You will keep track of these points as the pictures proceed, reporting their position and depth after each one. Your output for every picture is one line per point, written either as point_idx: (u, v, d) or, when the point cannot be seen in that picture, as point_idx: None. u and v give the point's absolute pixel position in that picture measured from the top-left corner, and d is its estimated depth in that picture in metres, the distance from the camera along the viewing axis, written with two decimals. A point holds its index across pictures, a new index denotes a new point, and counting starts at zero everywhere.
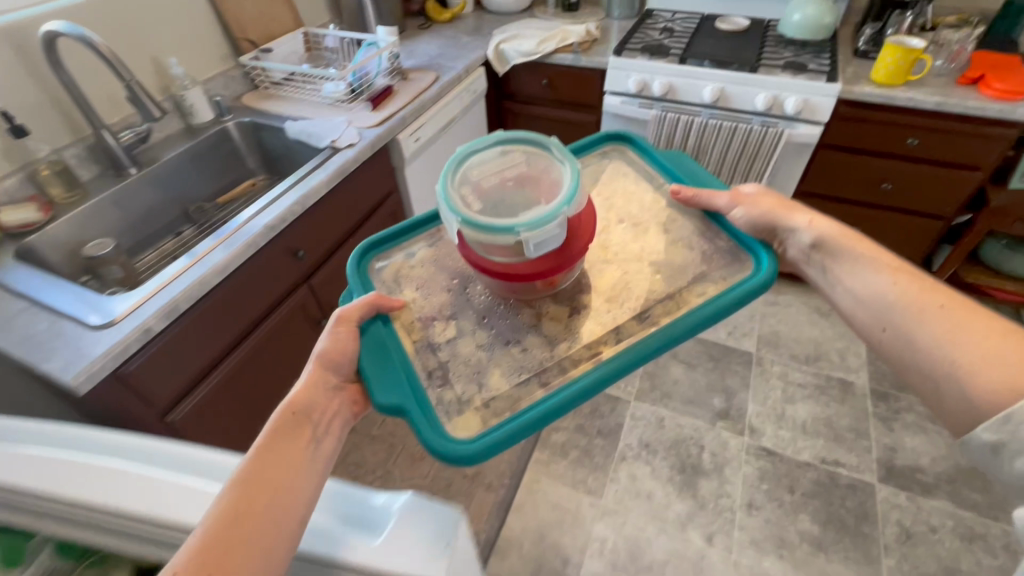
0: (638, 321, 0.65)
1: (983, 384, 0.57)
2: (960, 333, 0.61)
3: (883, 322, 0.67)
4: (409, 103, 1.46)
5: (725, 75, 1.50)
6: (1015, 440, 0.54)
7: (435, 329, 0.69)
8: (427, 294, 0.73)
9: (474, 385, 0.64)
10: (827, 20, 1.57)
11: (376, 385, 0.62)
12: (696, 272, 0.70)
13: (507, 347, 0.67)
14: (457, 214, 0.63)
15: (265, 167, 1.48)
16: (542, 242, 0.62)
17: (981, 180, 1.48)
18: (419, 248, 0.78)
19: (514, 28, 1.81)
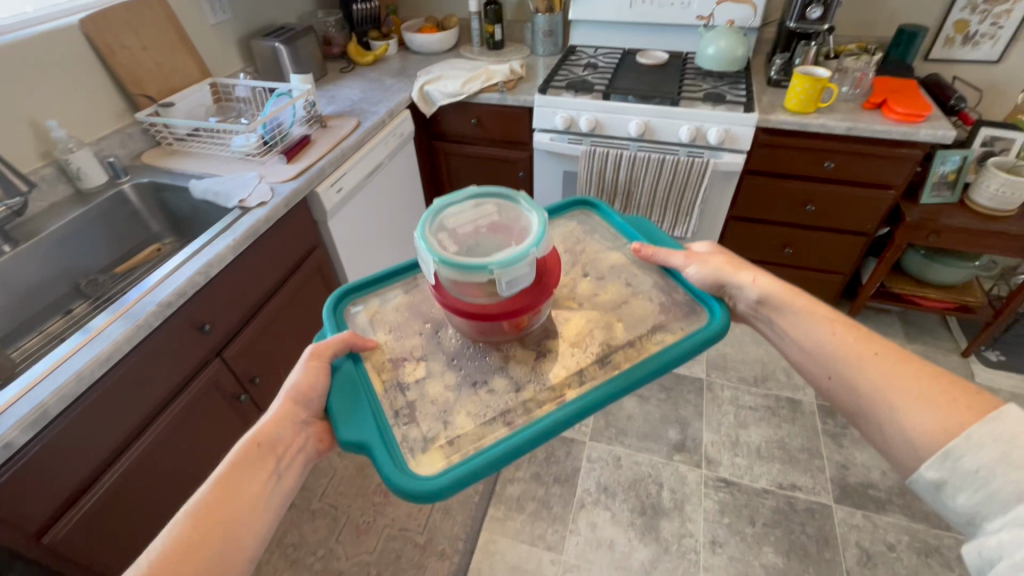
0: (600, 365, 0.67)
1: (918, 423, 0.55)
2: (897, 377, 0.59)
3: (828, 370, 0.65)
4: (328, 153, 1.39)
5: (649, 109, 1.52)
6: (956, 476, 0.51)
7: (406, 369, 0.69)
8: (399, 336, 0.73)
9: (440, 422, 0.64)
10: (739, 51, 1.63)
11: (342, 419, 0.62)
12: (655, 322, 0.71)
13: (474, 388, 0.67)
14: (435, 256, 0.64)
15: (172, 229, 1.37)
16: (514, 280, 0.64)
17: (894, 198, 1.55)
18: (395, 294, 0.79)
19: (440, 69, 1.79)
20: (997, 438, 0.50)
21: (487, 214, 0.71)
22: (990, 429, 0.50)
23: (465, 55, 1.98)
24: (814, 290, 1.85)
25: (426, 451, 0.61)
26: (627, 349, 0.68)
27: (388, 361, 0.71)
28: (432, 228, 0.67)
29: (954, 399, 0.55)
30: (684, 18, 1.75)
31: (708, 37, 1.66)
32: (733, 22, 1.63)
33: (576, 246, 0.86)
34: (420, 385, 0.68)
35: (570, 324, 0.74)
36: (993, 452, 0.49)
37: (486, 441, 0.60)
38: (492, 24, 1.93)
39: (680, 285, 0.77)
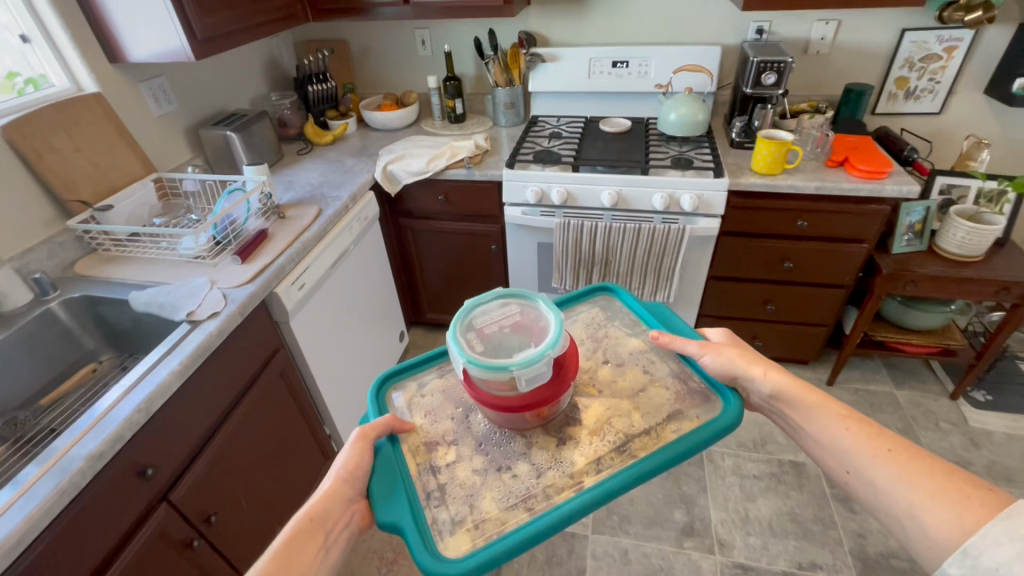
0: (616, 452, 0.69)
1: (938, 521, 0.55)
2: (911, 473, 0.60)
3: (846, 464, 0.65)
4: (286, 249, 1.28)
5: (619, 179, 1.49)
6: (978, 575, 0.51)
7: (437, 453, 0.72)
8: (434, 420, 0.77)
9: (466, 505, 0.65)
10: (700, 116, 1.65)
11: (381, 501, 0.64)
12: (672, 410, 0.73)
13: (499, 473, 0.69)
14: (463, 357, 0.71)
15: (110, 345, 1.22)
16: (533, 377, 0.69)
17: (868, 250, 1.55)
18: (431, 378, 0.83)
19: (403, 146, 1.74)
20: (1012, 532, 0.50)
21: (511, 313, 0.78)
22: (1004, 525, 0.51)
23: (427, 130, 1.95)
24: (800, 343, 1.82)
25: (457, 533, 0.62)
26: (639, 436, 0.70)
27: (421, 443, 0.74)
28: (463, 331, 0.74)
29: (967, 496, 0.55)
30: (642, 86, 1.78)
31: (669, 104, 1.69)
32: (691, 90, 1.67)
33: (598, 331, 0.88)
34: (454, 468, 0.70)
35: (591, 409, 0.74)
36: (1008, 548, 0.50)
37: (508, 526, 0.62)
38: (453, 99, 1.92)
39: (693, 370, 0.79)
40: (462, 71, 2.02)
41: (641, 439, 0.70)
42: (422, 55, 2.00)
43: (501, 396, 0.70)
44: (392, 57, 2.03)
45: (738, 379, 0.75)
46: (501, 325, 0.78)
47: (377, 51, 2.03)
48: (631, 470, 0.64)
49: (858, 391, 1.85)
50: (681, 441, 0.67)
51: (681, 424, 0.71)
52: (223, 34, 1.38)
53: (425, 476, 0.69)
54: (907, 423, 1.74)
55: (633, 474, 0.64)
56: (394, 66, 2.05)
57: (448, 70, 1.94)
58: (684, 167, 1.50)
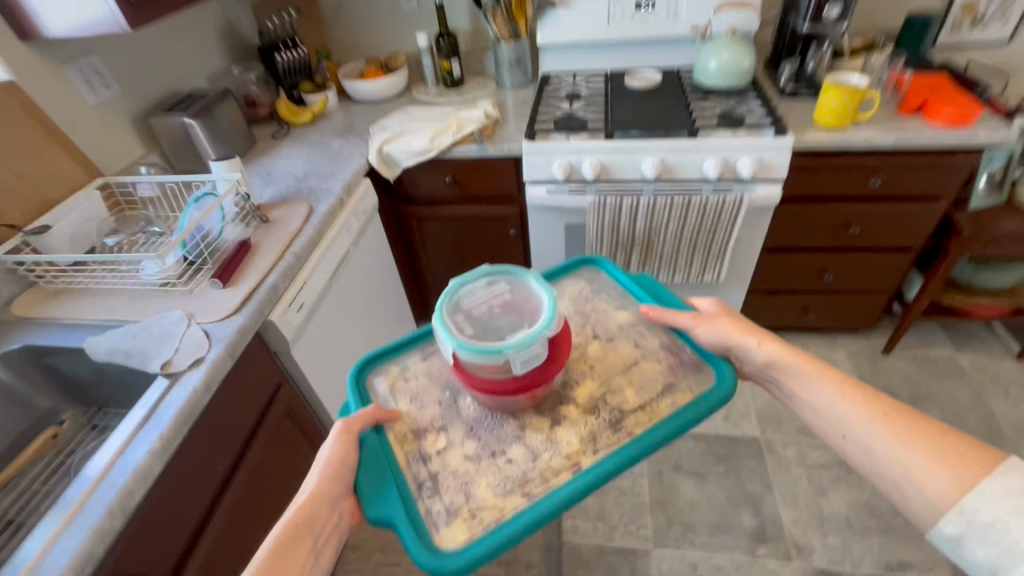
0: (612, 429, 0.63)
1: (938, 482, 0.51)
2: (908, 435, 0.55)
3: (841, 429, 0.59)
4: (275, 263, 1.04)
5: (663, 145, 1.26)
6: (974, 532, 0.48)
7: (428, 441, 0.64)
8: (421, 406, 0.68)
9: (462, 493, 0.58)
10: (746, 62, 1.41)
11: (369, 494, 0.58)
12: (665, 383, 0.67)
13: (493, 457, 0.61)
14: (449, 341, 0.61)
15: (71, 398, 0.99)
16: (529, 360, 0.60)
17: (944, 208, 1.37)
18: (414, 361, 0.74)
19: (397, 121, 1.47)
20: (1009, 492, 0.47)
21: (500, 291, 0.68)
22: (1001, 483, 0.48)
23: (420, 99, 1.67)
24: (856, 313, 1.66)
25: (453, 521, 0.56)
26: (635, 413, 0.63)
27: (409, 431, 0.65)
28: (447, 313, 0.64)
29: (962, 454, 0.52)
30: (672, 30, 1.52)
31: (707, 51, 1.44)
32: (734, 31, 1.42)
33: (586, 304, 0.80)
34: (447, 455, 0.62)
35: (585, 388, 0.68)
36: (1005, 505, 0.47)
37: (506, 514, 0.55)
38: (448, 61, 1.64)
39: (686, 345, 0.72)
40: (455, 26, 1.73)
41: (636, 413, 0.63)
42: (407, 9, 1.71)
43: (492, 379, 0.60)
44: (371, 13, 1.73)
45: (733, 348, 0.70)
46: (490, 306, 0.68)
47: (352, 7, 1.72)
48: (629, 448, 0.59)
49: (917, 359, 1.72)
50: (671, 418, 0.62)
51: (677, 396, 0.65)
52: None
53: (415, 465, 0.62)
54: (976, 390, 1.61)
55: (632, 451, 0.59)
56: (375, 24, 1.75)
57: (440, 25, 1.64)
58: (739, 126, 1.27)
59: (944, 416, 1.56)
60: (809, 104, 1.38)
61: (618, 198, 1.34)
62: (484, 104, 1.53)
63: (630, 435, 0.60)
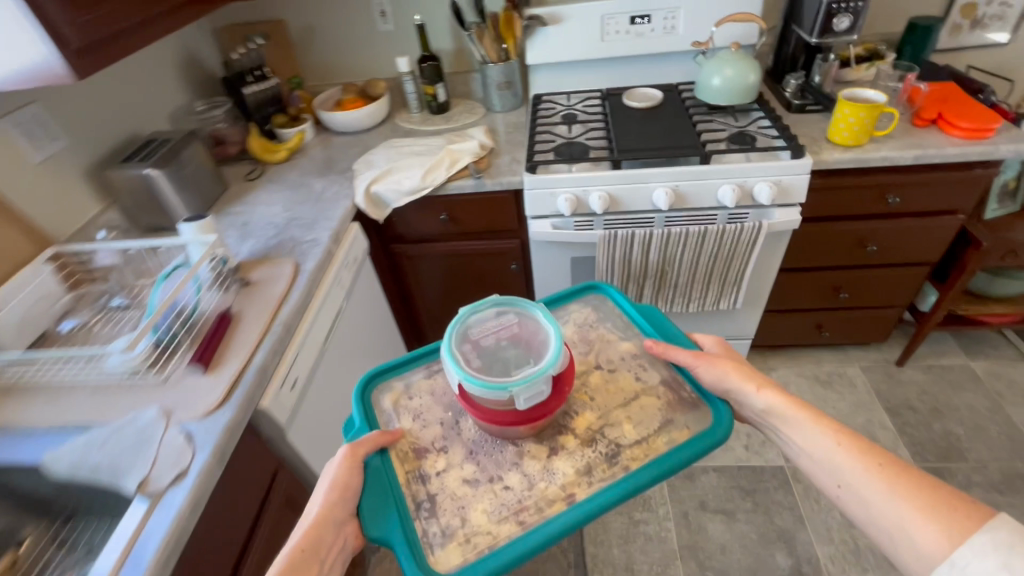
0: (608, 461, 0.67)
1: (926, 532, 0.52)
2: (902, 488, 0.56)
3: (836, 478, 0.60)
4: (262, 339, 0.92)
5: (675, 173, 1.18)
6: None
7: (428, 461, 0.70)
8: (423, 424, 0.74)
9: (458, 517, 0.63)
10: (751, 77, 1.33)
11: (370, 515, 0.63)
12: (663, 420, 0.71)
13: (490, 483, 0.66)
14: (459, 373, 0.68)
15: (29, 513, 0.85)
16: (531, 396, 0.66)
17: (962, 221, 1.32)
18: (418, 378, 0.80)
19: (383, 157, 1.35)
20: (995, 545, 0.48)
21: (507, 325, 0.74)
22: (989, 536, 0.49)
23: (405, 127, 1.56)
24: (869, 326, 1.62)
25: (449, 543, 0.61)
26: (633, 447, 0.68)
27: (410, 449, 0.71)
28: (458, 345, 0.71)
29: (954, 509, 0.53)
30: (670, 45, 1.44)
31: (709, 66, 1.36)
32: (737, 46, 1.35)
33: (590, 332, 0.85)
34: (448, 476, 0.68)
35: (583, 418, 0.73)
36: (992, 557, 0.48)
37: (501, 539, 0.61)
38: (433, 86, 1.53)
39: (686, 381, 0.76)
40: (438, 47, 1.62)
41: (635, 448, 0.68)
42: (386, 31, 1.60)
43: (496, 409, 0.67)
44: (346, 36, 1.61)
45: (732, 396, 0.72)
46: (498, 336, 0.75)
47: (326, 30, 1.60)
48: (622, 483, 0.63)
49: (931, 369, 1.69)
50: (671, 453, 0.66)
51: (674, 436, 0.68)
52: (124, 31, 0.96)
53: (416, 484, 0.67)
54: (994, 400, 1.58)
55: (624, 487, 0.63)
56: (351, 48, 1.64)
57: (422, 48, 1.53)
58: (753, 148, 1.19)
59: (966, 429, 1.52)
60: (819, 119, 1.32)
61: (629, 230, 1.26)
62: (476, 132, 1.42)
63: (626, 469, 0.64)
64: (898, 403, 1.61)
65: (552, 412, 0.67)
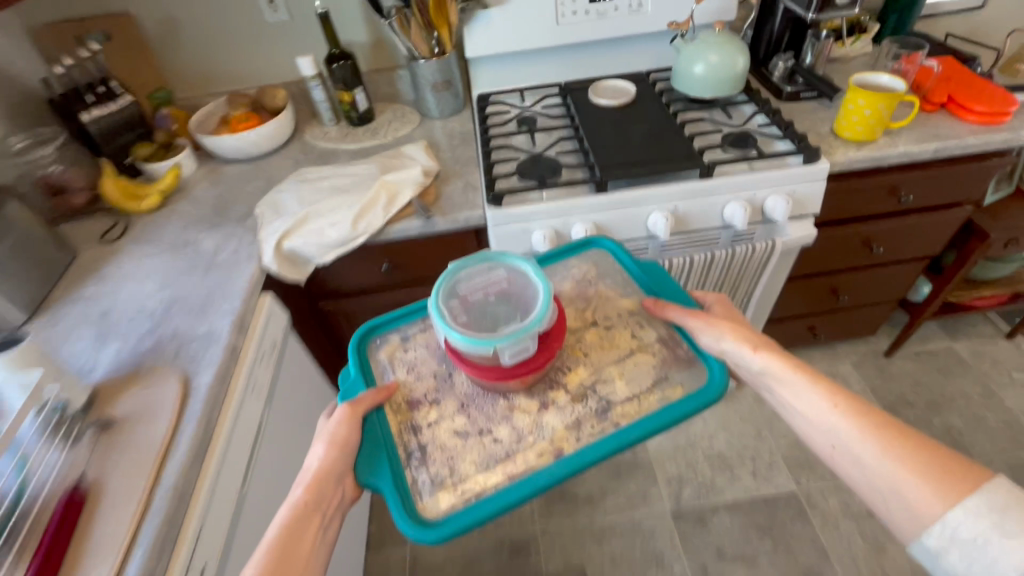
0: (599, 416, 0.65)
1: (918, 491, 0.52)
2: (898, 449, 0.55)
3: (829, 439, 0.59)
4: (134, 538, 0.61)
5: (672, 193, 0.96)
6: (960, 546, 0.49)
7: (420, 413, 0.68)
8: (418, 375, 0.72)
9: (447, 467, 0.62)
10: (739, 62, 1.12)
11: (363, 462, 0.63)
12: (658, 377, 0.68)
13: (480, 436, 0.64)
14: (443, 328, 0.64)
15: None
16: (518, 352, 0.63)
17: (967, 212, 1.20)
18: (415, 331, 0.77)
19: (296, 195, 1.03)
20: (992, 513, 0.48)
21: (497, 278, 0.70)
22: (985, 500, 0.49)
23: (319, 146, 1.22)
24: (863, 324, 1.51)
25: (438, 489, 0.61)
26: (624, 403, 0.65)
27: (404, 401, 0.69)
28: (444, 300, 0.67)
29: (947, 468, 0.53)
30: (638, 26, 1.20)
31: (689, 51, 1.14)
32: (722, 27, 1.12)
33: (588, 289, 0.80)
34: (439, 427, 0.66)
35: (575, 374, 0.69)
36: (986, 520, 0.49)
37: (486, 490, 0.60)
38: (350, 92, 1.20)
39: (682, 340, 0.71)
40: (350, 39, 1.28)
41: (624, 406, 0.65)
42: (278, 21, 1.23)
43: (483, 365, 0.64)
44: (225, 30, 1.23)
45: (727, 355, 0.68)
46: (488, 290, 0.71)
47: (196, 24, 1.21)
48: (614, 438, 0.61)
49: (920, 356, 1.62)
50: (659, 414, 0.63)
51: (668, 394, 0.66)
52: None
53: (409, 434, 0.66)
54: (985, 384, 1.54)
55: (615, 441, 0.61)
56: (234, 45, 1.26)
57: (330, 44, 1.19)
58: (757, 158, 0.98)
59: (966, 421, 1.47)
60: (817, 109, 1.14)
61: None
62: (411, 152, 1.11)
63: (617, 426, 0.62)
64: (895, 400, 1.52)
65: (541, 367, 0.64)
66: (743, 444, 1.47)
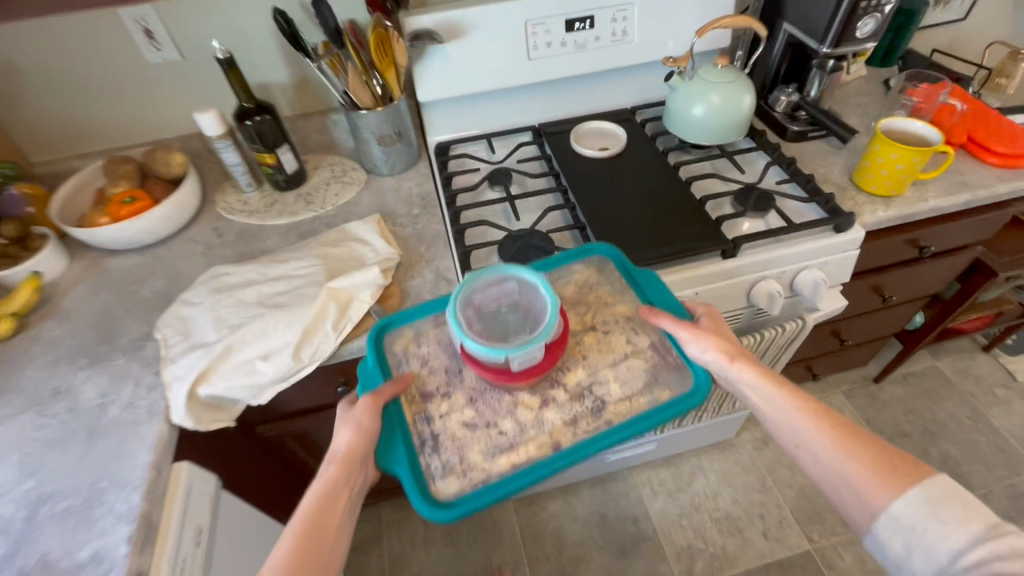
0: (594, 414, 0.64)
1: (863, 482, 0.53)
2: (851, 448, 0.55)
3: (792, 438, 0.59)
4: None
5: (692, 281, 0.80)
6: (905, 538, 0.49)
7: (434, 404, 0.66)
8: (431, 364, 0.69)
9: (457, 455, 0.61)
10: (744, 100, 0.94)
11: (381, 447, 0.61)
12: (647, 381, 0.67)
13: (486, 428, 0.63)
14: (458, 333, 0.62)
15: None
16: (526, 359, 0.61)
17: (975, 251, 1.12)
18: (429, 327, 0.72)
19: (210, 309, 0.77)
20: (926, 505, 0.49)
21: (509, 287, 0.67)
22: (922, 492, 0.50)
23: (241, 224, 0.97)
24: (858, 358, 1.44)
25: (447, 476, 0.60)
26: (618, 402, 0.64)
27: (418, 392, 0.67)
28: (460, 308, 0.64)
29: (891, 463, 0.53)
30: (622, 59, 1.01)
31: (688, 90, 0.96)
32: (726, 61, 0.94)
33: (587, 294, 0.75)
34: (449, 417, 0.64)
35: (574, 373, 0.67)
36: (923, 511, 0.49)
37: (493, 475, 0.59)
38: (272, 154, 0.94)
39: (671, 347, 0.68)
40: (265, 80, 1.01)
41: (620, 402, 0.64)
42: (164, 61, 0.94)
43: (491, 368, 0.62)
44: (89, 75, 0.92)
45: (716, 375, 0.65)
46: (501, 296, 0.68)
47: (45, 69, 0.90)
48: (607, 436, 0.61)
49: (908, 379, 1.58)
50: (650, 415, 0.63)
51: (657, 395, 0.65)
52: None
53: (420, 424, 0.64)
54: (972, 405, 1.52)
55: (611, 437, 0.61)
56: (107, 92, 0.95)
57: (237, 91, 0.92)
58: (779, 231, 0.81)
59: (961, 449, 1.44)
60: (829, 152, 1.01)
61: None
62: (367, 233, 0.89)
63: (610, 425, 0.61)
64: (892, 432, 1.48)
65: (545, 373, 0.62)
66: (749, 500, 1.38)
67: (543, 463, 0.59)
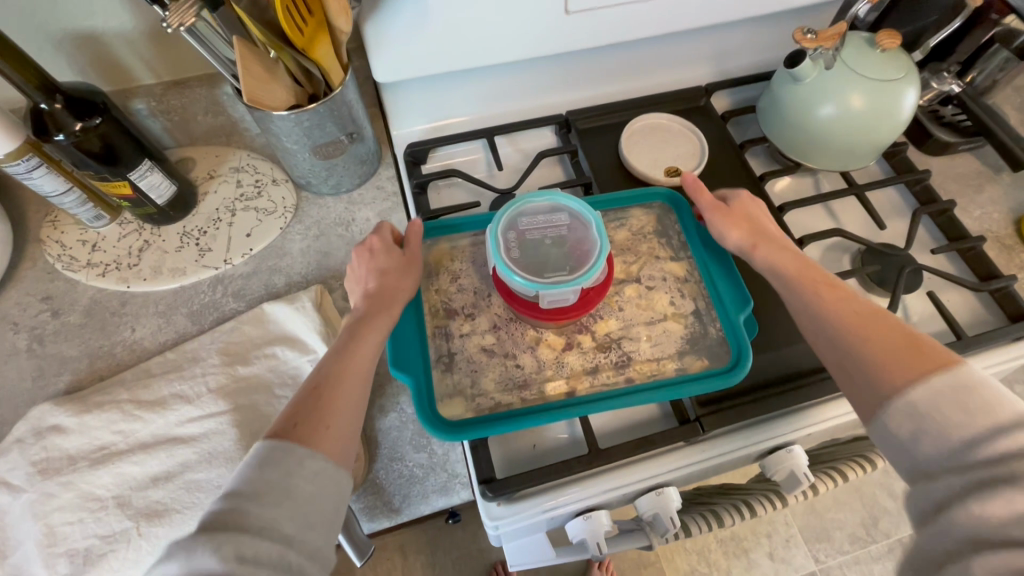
0: (614, 368, 0.50)
1: (884, 362, 0.39)
2: (877, 330, 0.41)
3: (806, 320, 0.45)
4: None
5: (781, 437, 0.52)
6: (926, 434, 0.35)
7: (455, 321, 0.52)
8: (456, 279, 0.54)
9: (470, 375, 0.49)
10: (903, 105, 0.58)
11: (397, 352, 0.48)
12: (681, 347, 0.52)
13: (503, 355, 0.50)
14: (492, 248, 0.47)
15: None
16: (560, 297, 0.46)
17: None
18: (458, 262, 0.55)
19: (28, 512, 0.45)
20: (951, 395, 0.35)
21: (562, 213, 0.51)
22: (949, 377, 0.36)
23: (92, 291, 0.59)
24: None
25: (454, 396, 0.48)
26: (643, 360, 0.51)
27: (439, 306, 0.52)
28: (501, 224, 0.48)
29: (920, 344, 0.39)
30: (707, 14, 0.61)
31: (819, 83, 0.60)
32: (896, 41, 0.57)
33: (639, 238, 0.57)
34: (470, 339, 0.51)
35: (605, 322, 0.52)
36: (951, 410, 0.35)
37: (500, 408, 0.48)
38: (124, 181, 0.54)
39: (716, 314, 0.53)
40: (93, 24, 0.57)
41: (646, 361, 0.51)
42: None
43: (517, 297, 0.47)
44: None
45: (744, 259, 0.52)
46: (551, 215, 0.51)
47: None
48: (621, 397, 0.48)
49: None
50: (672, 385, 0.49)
51: (687, 363, 0.51)
52: None
53: (438, 340, 0.51)
54: None
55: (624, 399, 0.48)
56: None
57: (24, 80, 0.47)
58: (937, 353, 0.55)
59: None
60: (983, 178, 0.70)
61: (708, 525, 0.60)
62: (301, 328, 0.54)
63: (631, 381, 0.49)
64: None
65: (576, 315, 0.47)
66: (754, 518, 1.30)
67: (560, 405, 0.47)
